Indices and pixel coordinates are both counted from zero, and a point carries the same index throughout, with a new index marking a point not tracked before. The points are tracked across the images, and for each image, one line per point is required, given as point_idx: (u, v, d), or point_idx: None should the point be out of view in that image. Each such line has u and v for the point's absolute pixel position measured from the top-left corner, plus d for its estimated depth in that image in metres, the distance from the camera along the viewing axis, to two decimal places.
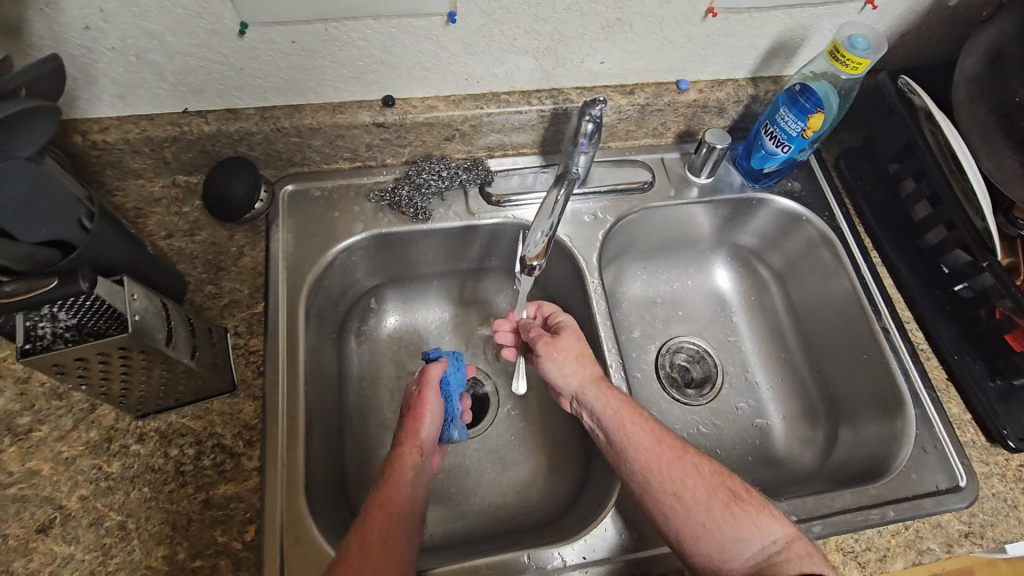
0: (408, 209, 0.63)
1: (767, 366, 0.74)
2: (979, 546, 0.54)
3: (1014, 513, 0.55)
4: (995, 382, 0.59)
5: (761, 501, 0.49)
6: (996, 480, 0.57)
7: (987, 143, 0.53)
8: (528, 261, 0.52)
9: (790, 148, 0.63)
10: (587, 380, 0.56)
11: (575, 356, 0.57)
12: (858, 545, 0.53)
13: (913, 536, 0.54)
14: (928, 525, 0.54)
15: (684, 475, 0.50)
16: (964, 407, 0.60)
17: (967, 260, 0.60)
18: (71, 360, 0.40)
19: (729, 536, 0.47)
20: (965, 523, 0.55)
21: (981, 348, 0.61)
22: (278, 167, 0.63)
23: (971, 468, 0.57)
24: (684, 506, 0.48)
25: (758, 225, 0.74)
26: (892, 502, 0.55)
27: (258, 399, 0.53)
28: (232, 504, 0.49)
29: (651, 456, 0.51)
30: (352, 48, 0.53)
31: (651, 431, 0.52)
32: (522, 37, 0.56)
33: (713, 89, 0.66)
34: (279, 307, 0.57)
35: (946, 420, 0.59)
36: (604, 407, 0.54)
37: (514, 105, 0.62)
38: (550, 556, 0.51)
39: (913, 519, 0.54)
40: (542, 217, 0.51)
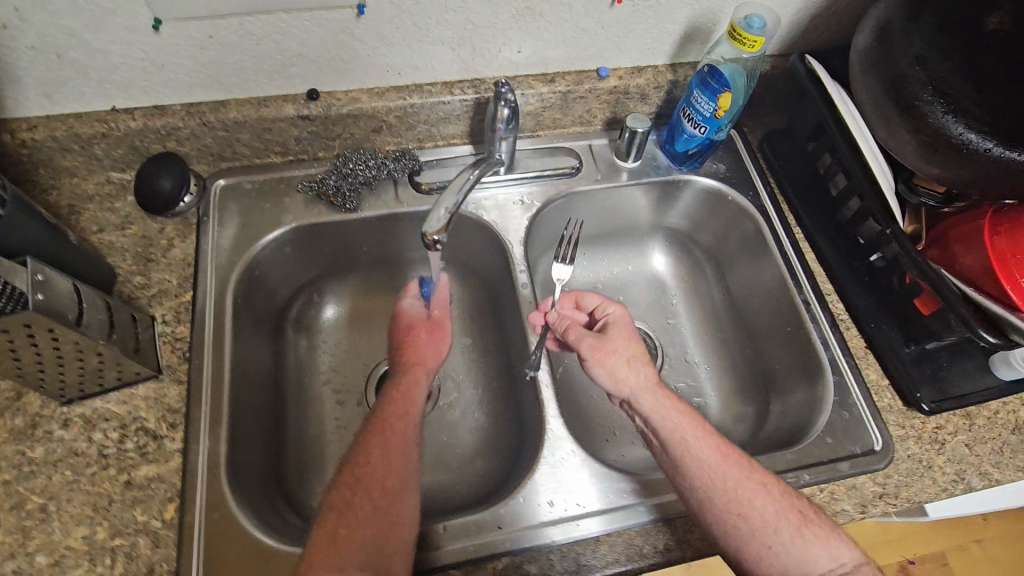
0: (335, 198, 0.64)
1: (704, 346, 0.75)
2: (894, 507, 0.55)
3: (928, 473, 0.57)
4: (909, 347, 0.61)
5: (831, 524, 0.48)
6: (911, 442, 0.58)
7: (879, 113, 0.55)
8: (431, 237, 0.50)
9: (707, 129, 0.65)
10: (643, 386, 0.54)
11: (627, 360, 0.55)
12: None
13: (828, 498, 0.55)
14: (843, 487, 0.55)
15: (751, 496, 0.48)
16: (882, 374, 0.62)
17: (877, 230, 0.62)
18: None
19: (798, 557, 0.46)
20: (879, 484, 0.56)
21: (895, 316, 0.62)
22: (209, 162, 0.65)
23: (886, 432, 0.58)
24: (751, 529, 0.47)
25: (690, 207, 0.76)
26: (807, 466, 0.56)
27: (183, 382, 0.55)
28: (153, 484, 0.50)
29: (715, 474, 0.49)
30: (269, 42, 0.56)
31: (716, 447, 0.51)
32: (435, 28, 0.58)
33: (632, 75, 0.68)
34: (207, 294, 0.59)
35: (863, 386, 0.60)
36: (661, 415, 0.53)
37: (437, 95, 0.64)
38: (469, 526, 0.52)
39: (828, 481, 0.55)
40: (450, 195, 0.51)
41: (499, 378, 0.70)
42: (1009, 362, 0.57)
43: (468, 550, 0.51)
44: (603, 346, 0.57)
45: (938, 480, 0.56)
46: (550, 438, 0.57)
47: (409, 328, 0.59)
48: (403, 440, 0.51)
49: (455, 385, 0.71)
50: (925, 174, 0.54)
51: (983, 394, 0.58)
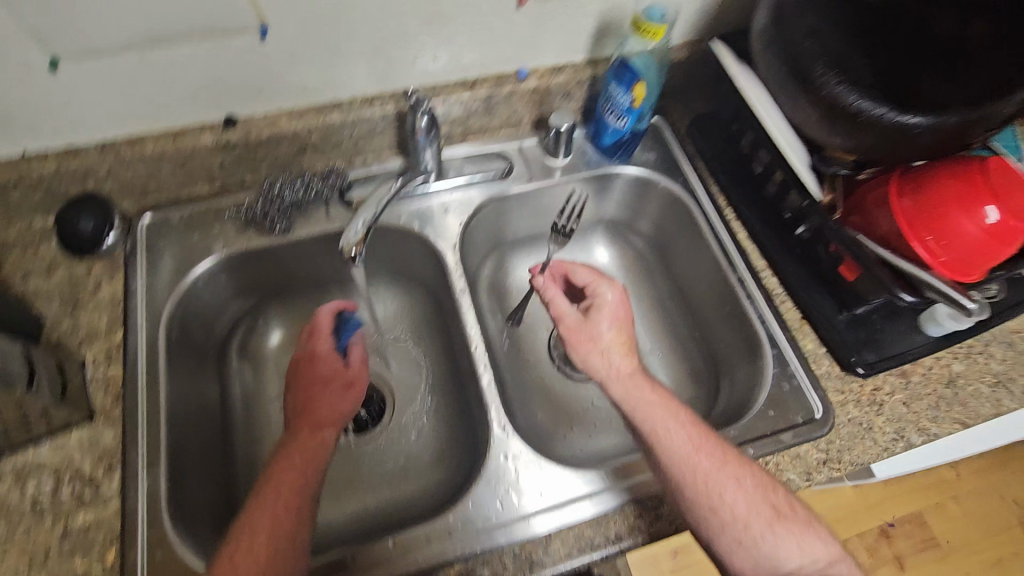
0: (265, 225, 0.65)
1: (654, 334, 0.76)
2: (840, 472, 0.56)
3: (869, 435, 0.58)
4: (843, 314, 0.63)
5: (806, 519, 0.50)
6: (851, 407, 0.59)
7: (783, 89, 0.56)
8: (349, 249, 0.55)
9: (628, 120, 0.67)
10: (619, 375, 0.56)
11: (609, 347, 0.58)
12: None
13: (774, 470, 0.56)
14: (788, 457, 0.56)
15: (724, 489, 0.50)
16: (819, 342, 0.63)
17: (799, 204, 0.63)
18: None
19: (768, 550, 0.49)
20: (823, 451, 0.57)
21: (827, 284, 0.64)
22: (135, 198, 0.64)
23: (826, 399, 0.59)
24: (723, 522, 0.50)
25: (626, 199, 0.77)
26: (752, 440, 0.57)
27: (117, 423, 0.54)
28: (91, 531, 0.49)
29: (690, 465, 0.50)
30: (177, 72, 0.55)
31: (688, 439, 0.52)
32: (345, 44, 0.58)
33: (552, 74, 0.69)
34: (139, 332, 0.58)
35: (801, 356, 0.62)
36: (638, 401, 0.54)
37: (358, 111, 0.64)
38: (419, 536, 0.52)
39: (773, 453, 0.56)
40: (369, 207, 0.55)
41: (450, 386, 0.70)
42: (936, 320, 0.59)
43: (418, 560, 0.51)
44: (581, 332, 0.59)
45: (879, 440, 0.58)
46: (496, 441, 0.58)
47: (327, 381, 0.59)
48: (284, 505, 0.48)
49: (408, 398, 0.71)
50: (832, 145, 0.56)
51: (917, 352, 0.60)
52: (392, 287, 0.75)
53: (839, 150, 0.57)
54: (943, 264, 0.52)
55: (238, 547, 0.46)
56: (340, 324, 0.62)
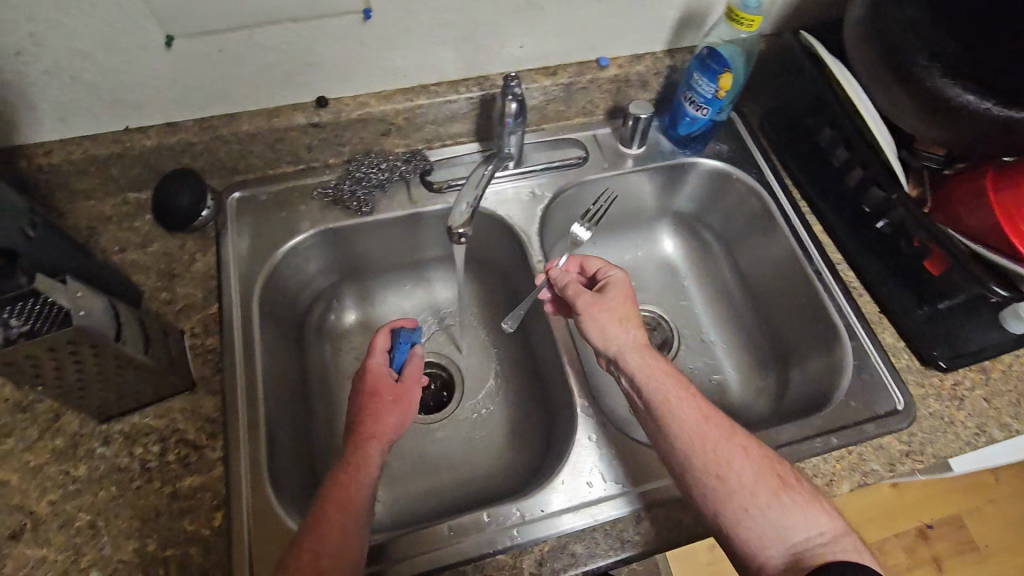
0: (352, 202, 0.66)
1: (719, 325, 0.77)
2: (921, 464, 0.57)
3: (950, 429, 0.58)
4: (923, 308, 0.62)
5: (814, 493, 0.49)
6: (932, 400, 0.60)
7: (879, 81, 0.56)
8: (456, 229, 0.52)
9: (709, 111, 0.67)
10: (630, 345, 0.55)
11: (619, 319, 0.57)
12: (804, 474, 0.55)
13: (857, 459, 0.56)
14: (870, 448, 0.57)
15: (732, 458, 0.49)
16: (897, 336, 0.63)
17: (882, 197, 0.62)
18: (41, 350, 0.42)
19: (777, 524, 0.47)
20: (905, 442, 0.57)
21: (906, 279, 0.63)
22: (224, 176, 0.66)
23: (907, 391, 0.60)
24: (730, 492, 0.48)
25: (696, 190, 0.77)
26: (834, 430, 0.57)
27: (218, 393, 0.55)
28: (198, 494, 0.51)
29: (699, 433, 0.50)
30: (279, 52, 0.56)
31: (699, 410, 0.51)
32: (439, 28, 0.59)
33: (632, 63, 0.70)
34: (233, 305, 0.59)
35: (881, 349, 0.62)
36: (647, 371, 0.53)
37: (443, 95, 0.65)
38: (512, 511, 0.53)
39: (856, 443, 0.57)
40: (469, 188, 0.53)
41: (521, 369, 0.71)
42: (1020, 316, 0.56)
43: (511, 535, 0.52)
44: (598, 302, 0.58)
45: (960, 434, 0.58)
46: (582, 423, 0.59)
47: (371, 393, 0.54)
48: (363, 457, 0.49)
49: (479, 380, 0.72)
50: (926, 138, 0.56)
51: (996, 348, 0.60)
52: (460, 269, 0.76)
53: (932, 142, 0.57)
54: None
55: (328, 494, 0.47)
56: (392, 341, 0.58)
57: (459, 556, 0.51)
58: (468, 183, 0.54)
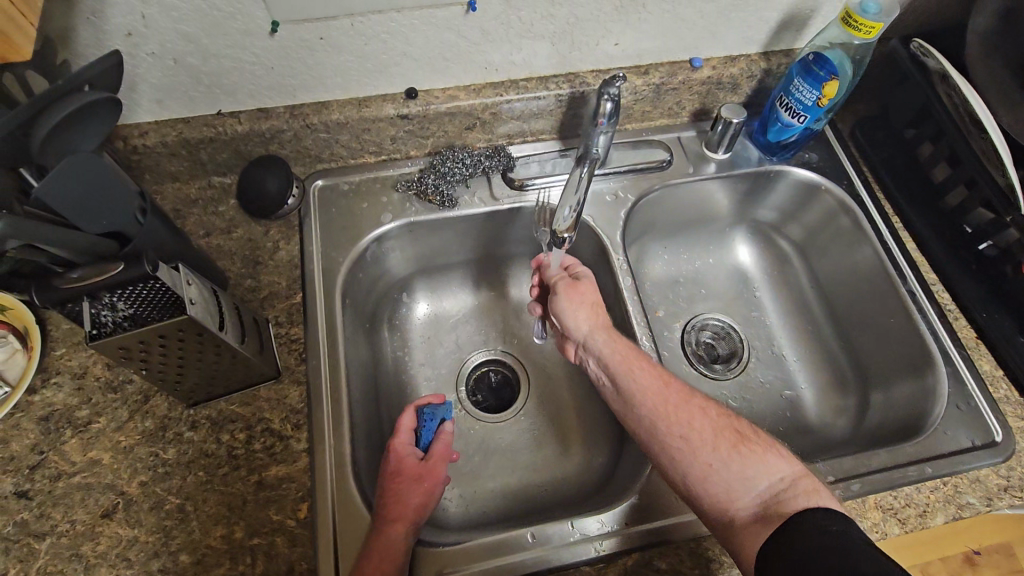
0: (434, 197, 0.65)
1: (794, 338, 0.74)
2: (1021, 500, 0.54)
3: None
4: None
5: (770, 443, 0.50)
6: None
7: None
8: (562, 234, 0.60)
9: (806, 119, 0.64)
10: (598, 328, 0.58)
11: (590, 304, 0.60)
12: (897, 502, 0.53)
13: (952, 491, 0.54)
14: (967, 480, 0.55)
15: (691, 418, 0.51)
16: (996, 364, 0.61)
17: (990, 219, 0.60)
18: (156, 338, 0.42)
19: (738, 474, 0.48)
20: (1003, 477, 0.55)
21: (1007, 304, 0.61)
22: (307, 164, 0.66)
23: (1006, 423, 0.57)
24: (692, 449, 0.49)
25: (778, 198, 0.75)
26: (928, 459, 0.55)
27: (302, 383, 0.55)
28: (284, 484, 0.51)
29: (659, 399, 0.52)
30: (377, 42, 0.55)
31: (658, 378, 0.54)
32: (538, 23, 0.57)
33: (725, 65, 0.67)
34: (317, 296, 0.59)
35: (978, 376, 0.60)
36: (612, 349, 0.56)
37: (532, 91, 0.64)
38: (594, 523, 0.52)
39: (950, 474, 0.55)
40: (570, 195, 0.59)
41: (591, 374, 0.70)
42: None
43: (596, 548, 0.51)
44: (572, 289, 0.61)
45: None
46: None
47: (395, 474, 0.52)
48: (390, 539, 0.48)
49: (548, 382, 0.71)
50: None
51: None
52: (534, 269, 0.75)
53: None
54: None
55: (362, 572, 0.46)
56: (418, 418, 0.56)
57: (544, 564, 0.50)
58: (567, 189, 0.59)
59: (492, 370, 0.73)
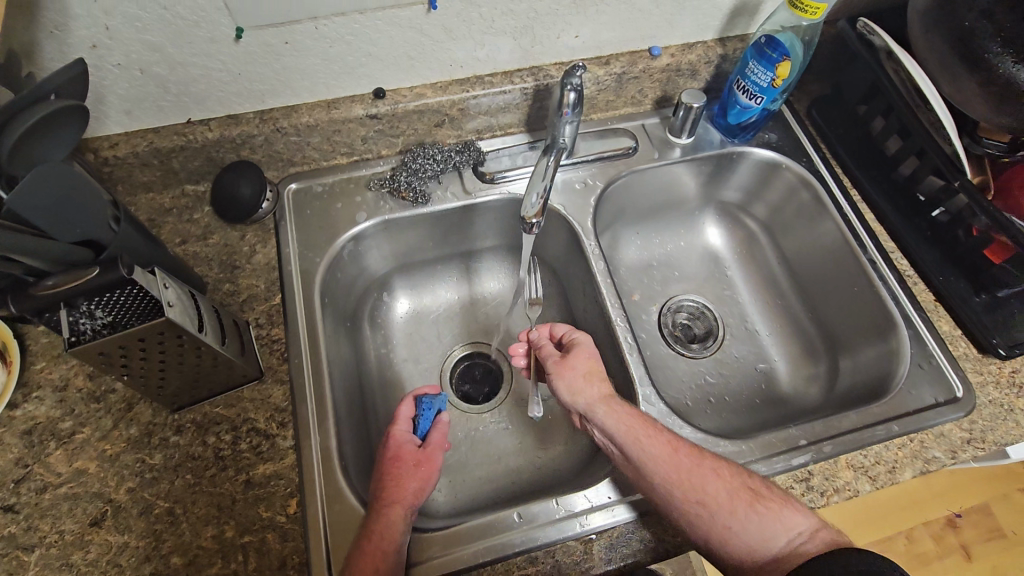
0: (407, 194, 0.66)
1: (765, 314, 0.77)
2: (982, 451, 0.57)
3: (1011, 416, 0.58)
4: (980, 296, 0.62)
5: (784, 496, 0.50)
6: (991, 388, 0.60)
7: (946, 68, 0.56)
8: (530, 220, 0.59)
9: (763, 100, 0.67)
10: (597, 398, 0.56)
11: (583, 374, 0.57)
12: (867, 460, 0.56)
13: (918, 447, 0.57)
14: (932, 435, 0.57)
15: (705, 481, 0.50)
16: (955, 324, 0.63)
17: (940, 186, 0.63)
18: (135, 342, 0.42)
19: (757, 533, 0.48)
20: (966, 430, 0.57)
21: (961, 266, 0.64)
22: (279, 168, 0.66)
23: (966, 378, 0.60)
24: (710, 514, 0.49)
25: (741, 179, 0.77)
26: (896, 418, 0.58)
27: (285, 382, 0.56)
28: (272, 481, 0.52)
29: (672, 468, 0.51)
30: (342, 43, 0.56)
31: (665, 442, 0.52)
32: (499, 18, 0.59)
33: (684, 52, 0.70)
34: (295, 295, 0.60)
35: (938, 336, 0.62)
36: (615, 421, 0.54)
37: (498, 86, 0.65)
38: (580, 499, 0.53)
39: (916, 430, 0.57)
40: (537, 181, 0.58)
41: None
42: None
43: (582, 523, 0.52)
44: (563, 362, 0.59)
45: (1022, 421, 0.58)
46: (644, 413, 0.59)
47: (394, 460, 0.54)
48: (387, 520, 0.49)
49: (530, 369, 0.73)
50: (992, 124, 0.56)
51: None
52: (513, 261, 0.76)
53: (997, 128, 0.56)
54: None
55: (364, 548, 0.47)
56: (416, 408, 0.58)
57: (531, 543, 0.51)
58: (534, 176, 0.58)
59: (469, 363, 0.74)
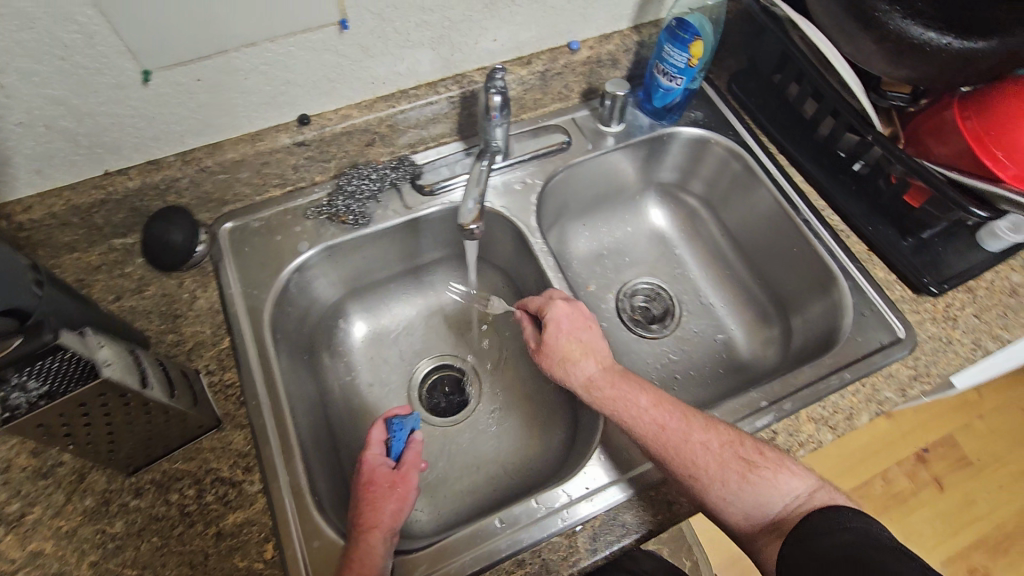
0: (347, 217, 0.65)
1: (717, 285, 0.79)
2: (930, 385, 0.60)
3: (950, 347, 0.62)
4: (908, 240, 0.66)
5: (779, 460, 0.51)
6: (929, 324, 0.63)
7: (843, 29, 0.59)
8: (468, 227, 0.58)
9: (683, 81, 0.69)
10: (582, 380, 0.57)
11: (565, 356, 0.59)
12: (827, 411, 0.58)
13: (871, 390, 0.59)
14: (882, 377, 0.60)
15: (695, 455, 0.51)
16: (888, 269, 0.66)
17: (857, 141, 0.66)
18: (75, 408, 0.41)
19: (751, 501, 0.50)
20: (912, 367, 0.60)
21: (887, 214, 0.67)
22: (211, 209, 0.64)
23: (905, 319, 0.63)
24: (703, 487, 0.50)
25: (675, 159, 0.79)
26: (847, 366, 0.60)
27: (245, 426, 0.54)
28: (244, 529, 0.50)
29: (659, 446, 0.52)
30: (257, 74, 0.55)
31: (653, 420, 0.53)
32: (415, 30, 0.59)
33: (601, 44, 0.71)
34: (245, 336, 0.58)
35: (875, 283, 0.65)
36: (601, 402, 0.56)
37: (423, 98, 0.65)
38: (559, 494, 0.54)
39: (868, 375, 0.60)
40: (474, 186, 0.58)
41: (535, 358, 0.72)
42: (996, 235, 0.62)
43: (564, 516, 0.52)
44: (543, 349, 0.60)
45: (960, 351, 0.61)
46: None
47: (367, 485, 0.52)
48: (364, 549, 0.48)
49: (497, 374, 0.73)
50: (892, 77, 0.59)
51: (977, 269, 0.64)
52: (465, 270, 0.76)
53: (898, 80, 0.60)
54: (1012, 176, 0.55)
55: None
56: (387, 430, 0.56)
57: (517, 545, 0.51)
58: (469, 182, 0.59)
59: (438, 377, 0.73)
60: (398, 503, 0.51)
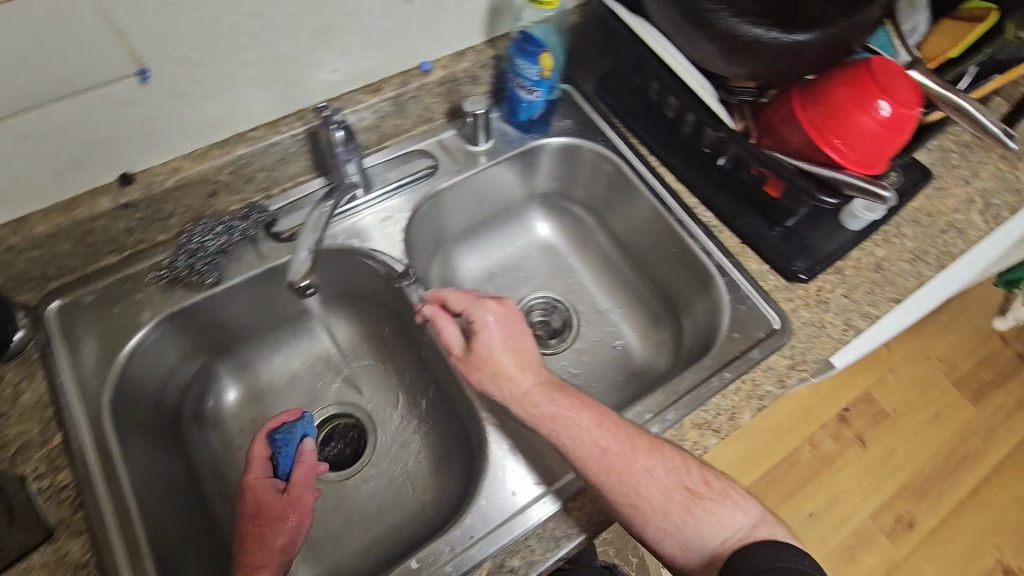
0: (194, 277, 0.60)
1: (609, 292, 0.79)
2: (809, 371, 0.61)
3: (825, 332, 0.63)
4: (776, 229, 0.66)
5: (722, 491, 0.51)
6: (803, 310, 0.64)
7: (680, 30, 0.58)
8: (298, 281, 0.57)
9: (541, 92, 0.68)
10: (523, 391, 0.55)
11: (506, 366, 0.56)
12: (710, 415, 0.57)
13: (751, 386, 0.59)
14: (761, 371, 0.60)
15: (638, 479, 0.50)
16: (761, 259, 0.67)
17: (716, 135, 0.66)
18: None
19: (693, 532, 0.49)
20: (789, 357, 0.61)
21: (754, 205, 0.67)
22: (34, 288, 0.58)
23: (781, 310, 0.63)
24: (642, 513, 0.50)
25: (551, 169, 0.78)
26: (725, 366, 0.60)
27: (82, 532, 0.48)
28: None
29: (604, 468, 0.50)
30: (49, 138, 0.49)
31: (597, 443, 0.51)
32: (236, 70, 0.54)
33: (455, 61, 0.68)
34: (80, 427, 0.53)
35: (750, 276, 0.65)
36: (543, 414, 0.54)
37: (264, 138, 0.61)
38: (441, 549, 0.51)
39: (747, 372, 0.60)
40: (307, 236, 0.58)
41: (426, 396, 0.68)
42: (855, 215, 0.64)
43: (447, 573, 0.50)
44: (477, 356, 0.58)
45: (833, 335, 0.62)
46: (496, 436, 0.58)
47: (254, 517, 0.53)
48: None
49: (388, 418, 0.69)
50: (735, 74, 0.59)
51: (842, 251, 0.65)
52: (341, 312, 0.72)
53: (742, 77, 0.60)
54: (853, 162, 0.56)
55: None
56: (273, 448, 0.58)
57: None
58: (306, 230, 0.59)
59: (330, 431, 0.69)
60: (299, 520, 0.54)
